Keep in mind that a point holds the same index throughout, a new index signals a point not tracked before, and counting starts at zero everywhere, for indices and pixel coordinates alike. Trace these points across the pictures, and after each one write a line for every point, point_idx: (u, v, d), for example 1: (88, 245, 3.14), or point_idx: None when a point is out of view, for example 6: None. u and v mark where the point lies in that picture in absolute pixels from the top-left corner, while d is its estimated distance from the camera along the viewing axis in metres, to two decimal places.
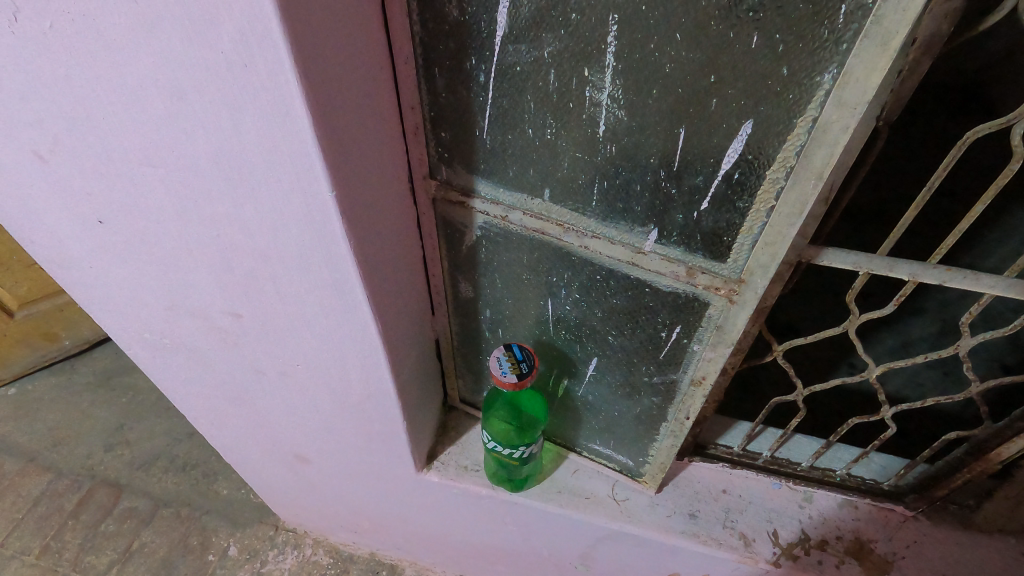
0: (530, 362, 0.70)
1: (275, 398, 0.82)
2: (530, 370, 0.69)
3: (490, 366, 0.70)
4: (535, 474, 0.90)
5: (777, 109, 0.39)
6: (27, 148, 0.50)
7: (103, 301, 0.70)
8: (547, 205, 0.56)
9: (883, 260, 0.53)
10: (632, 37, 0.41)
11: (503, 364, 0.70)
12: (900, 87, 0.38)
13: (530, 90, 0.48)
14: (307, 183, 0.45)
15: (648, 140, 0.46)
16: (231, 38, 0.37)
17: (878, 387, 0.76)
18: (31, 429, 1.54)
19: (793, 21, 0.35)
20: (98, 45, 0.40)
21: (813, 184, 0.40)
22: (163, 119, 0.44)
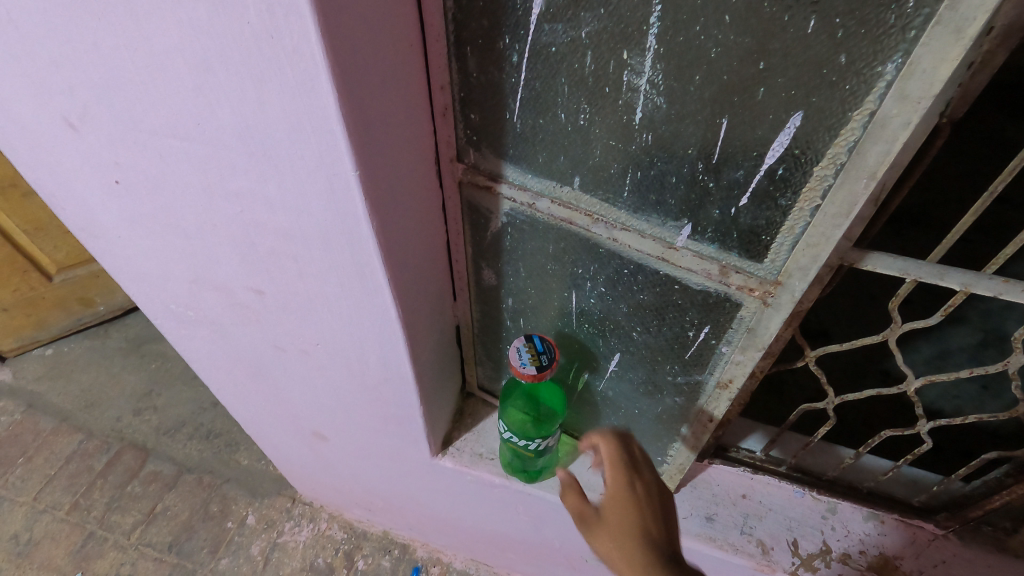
0: (551, 355, 0.69)
1: (294, 375, 0.83)
2: (549, 362, 0.68)
3: (509, 356, 0.69)
4: (551, 466, 0.89)
5: (831, 100, 0.36)
6: (59, 114, 0.50)
7: (130, 270, 0.71)
8: (576, 194, 0.54)
9: (933, 268, 0.50)
10: (676, 18, 0.38)
11: (522, 356, 0.68)
12: (968, 79, 0.35)
13: (565, 72, 0.45)
14: (331, 162, 0.44)
15: (688, 130, 0.44)
16: (258, 9, 0.36)
17: (916, 400, 0.72)
18: (65, 390, 1.60)
19: (855, 4, 0.32)
20: (124, 12, 0.39)
21: (864, 183, 0.38)
22: (188, 90, 0.43)
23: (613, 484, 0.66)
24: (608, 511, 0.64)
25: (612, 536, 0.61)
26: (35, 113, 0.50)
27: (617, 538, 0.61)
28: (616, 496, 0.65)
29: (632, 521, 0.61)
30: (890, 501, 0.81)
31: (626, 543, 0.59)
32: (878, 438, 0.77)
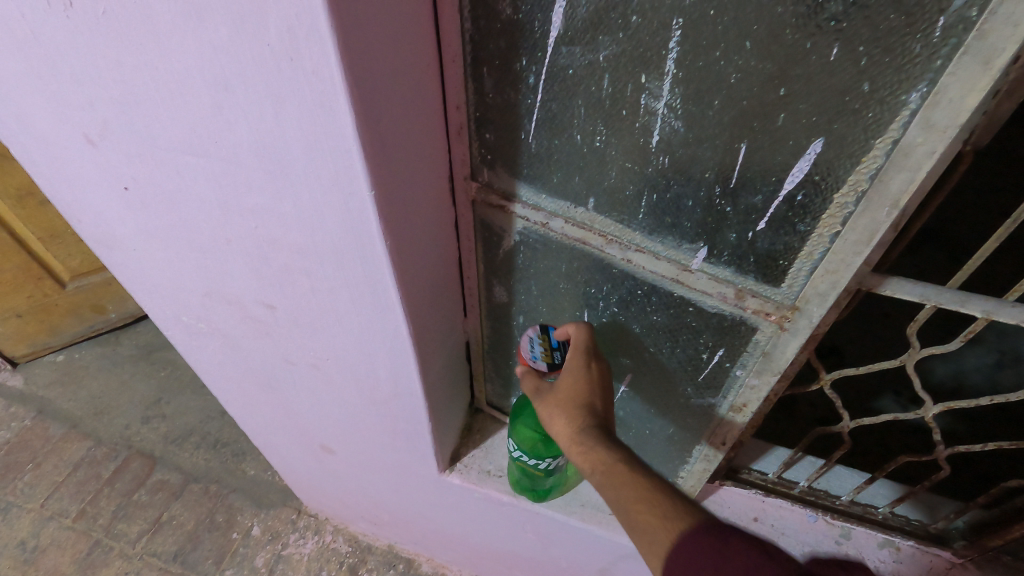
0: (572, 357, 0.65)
1: (303, 389, 0.82)
2: (562, 361, 0.64)
3: (521, 344, 0.66)
4: (560, 485, 0.87)
5: (853, 127, 0.36)
6: (79, 130, 0.50)
7: (143, 283, 0.71)
8: (591, 214, 0.53)
9: (955, 294, 0.49)
10: (696, 44, 0.38)
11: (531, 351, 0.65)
12: (993, 108, 0.35)
13: (582, 94, 0.45)
14: (346, 180, 0.44)
15: (705, 154, 0.43)
16: (278, 30, 0.36)
17: (934, 426, 0.70)
18: (76, 396, 1.61)
19: (880, 32, 0.32)
20: (147, 32, 0.39)
21: (886, 211, 0.37)
22: (207, 108, 0.43)
23: (569, 363, 0.62)
24: (557, 387, 0.62)
25: (555, 410, 0.61)
26: (56, 128, 0.51)
27: (566, 413, 0.60)
28: (572, 373, 0.62)
29: (581, 399, 0.60)
30: (905, 528, 0.80)
31: (575, 419, 0.59)
32: (895, 462, 0.75)
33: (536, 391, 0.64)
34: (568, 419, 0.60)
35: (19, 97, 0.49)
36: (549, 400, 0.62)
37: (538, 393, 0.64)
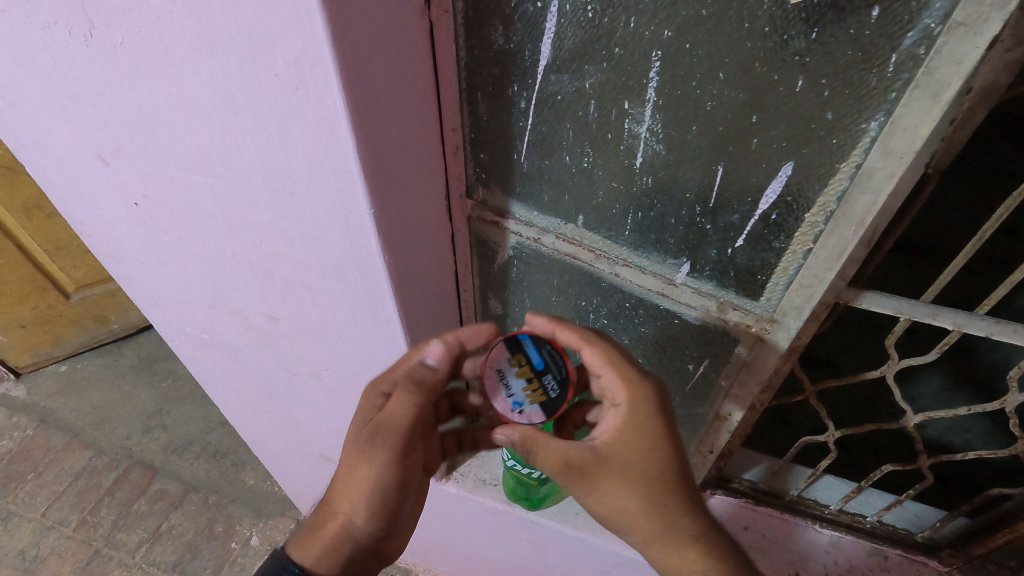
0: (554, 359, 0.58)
1: (304, 398, 0.84)
2: (555, 383, 0.56)
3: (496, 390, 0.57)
4: (553, 494, 0.86)
5: (820, 152, 0.38)
6: (94, 150, 0.53)
7: (150, 294, 0.74)
8: (580, 231, 0.56)
9: (926, 308, 0.51)
10: (674, 74, 0.41)
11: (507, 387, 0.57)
12: (950, 134, 0.37)
13: (570, 119, 0.48)
14: (347, 199, 0.47)
15: (686, 175, 0.46)
16: (284, 61, 0.38)
17: (916, 434, 0.72)
18: (78, 406, 1.63)
19: (840, 67, 0.35)
20: (162, 62, 0.42)
21: (853, 230, 0.39)
22: (216, 131, 0.46)
23: (633, 418, 0.54)
24: (624, 458, 0.54)
25: (632, 489, 0.53)
26: (72, 148, 0.54)
27: (652, 494, 0.53)
28: (641, 431, 0.54)
29: (666, 471, 0.53)
30: (892, 536, 0.82)
31: (662, 500, 0.53)
32: (879, 472, 0.77)
33: (586, 463, 0.54)
34: (655, 502, 0.53)
35: (38, 118, 0.52)
36: (618, 478, 0.53)
37: (589, 464, 0.54)
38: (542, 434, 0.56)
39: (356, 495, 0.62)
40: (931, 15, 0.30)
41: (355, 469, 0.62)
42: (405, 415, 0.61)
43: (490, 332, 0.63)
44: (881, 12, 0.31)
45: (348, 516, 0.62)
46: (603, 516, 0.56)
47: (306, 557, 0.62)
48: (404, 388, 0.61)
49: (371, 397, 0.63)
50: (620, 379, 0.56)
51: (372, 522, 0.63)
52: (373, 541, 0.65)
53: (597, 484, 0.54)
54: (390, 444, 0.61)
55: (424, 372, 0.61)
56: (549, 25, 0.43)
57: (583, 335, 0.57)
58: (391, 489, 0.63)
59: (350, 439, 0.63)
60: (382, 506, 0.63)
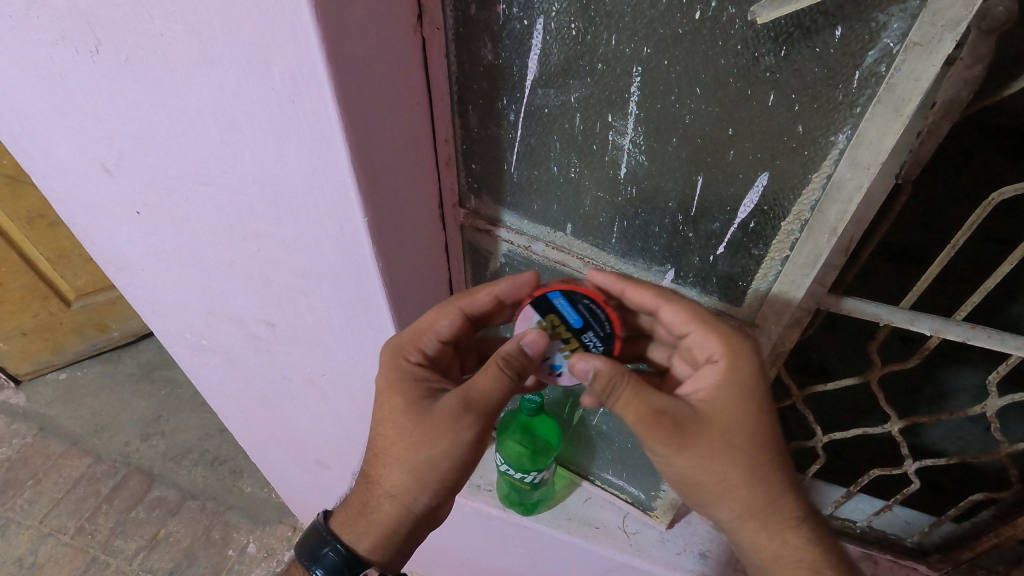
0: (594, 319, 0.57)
1: (300, 404, 0.86)
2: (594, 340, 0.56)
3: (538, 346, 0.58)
4: (548, 498, 0.90)
5: (793, 164, 0.40)
6: (97, 160, 0.55)
7: (150, 301, 0.76)
8: (569, 238, 0.58)
9: (904, 313, 0.52)
10: (654, 88, 0.43)
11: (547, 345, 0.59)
12: (917, 146, 0.39)
13: (557, 131, 0.50)
14: (342, 208, 0.49)
15: (668, 185, 0.48)
16: (282, 77, 0.40)
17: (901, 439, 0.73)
18: (77, 414, 1.64)
19: (808, 83, 0.37)
20: (164, 77, 0.44)
21: (826, 238, 0.41)
22: (216, 143, 0.48)
23: (734, 379, 0.51)
24: (725, 420, 0.52)
25: (730, 454, 0.52)
26: (76, 158, 0.56)
27: (750, 457, 0.53)
28: (741, 392, 0.52)
29: (763, 432, 0.53)
30: (881, 541, 0.83)
31: (758, 463, 0.53)
32: (867, 476, 0.78)
33: (685, 427, 0.52)
34: (751, 464, 0.53)
35: (44, 130, 0.53)
36: (722, 442, 0.52)
37: (688, 428, 0.52)
38: (638, 393, 0.52)
39: (426, 475, 0.59)
40: (889, 36, 0.32)
41: (431, 453, 0.58)
42: (497, 396, 0.56)
43: (533, 287, 0.59)
44: (844, 32, 0.34)
45: (410, 496, 0.61)
46: (691, 481, 0.54)
47: (365, 542, 0.63)
48: (499, 371, 0.55)
49: (402, 368, 0.61)
50: (715, 339, 0.51)
51: (435, 497, 0.62)
52: (429, 514, 0.64)
53: (696, 448, 0.52)
54: (479, 425, 0.57)
55: (518, 360, 0.55)
56: (536, 42, 0.45)
57: (663, 292, 0.52)
58: (465, 466, 0.60)
59: (410, 423, 0.59)
60: (451, 481, 0.60)
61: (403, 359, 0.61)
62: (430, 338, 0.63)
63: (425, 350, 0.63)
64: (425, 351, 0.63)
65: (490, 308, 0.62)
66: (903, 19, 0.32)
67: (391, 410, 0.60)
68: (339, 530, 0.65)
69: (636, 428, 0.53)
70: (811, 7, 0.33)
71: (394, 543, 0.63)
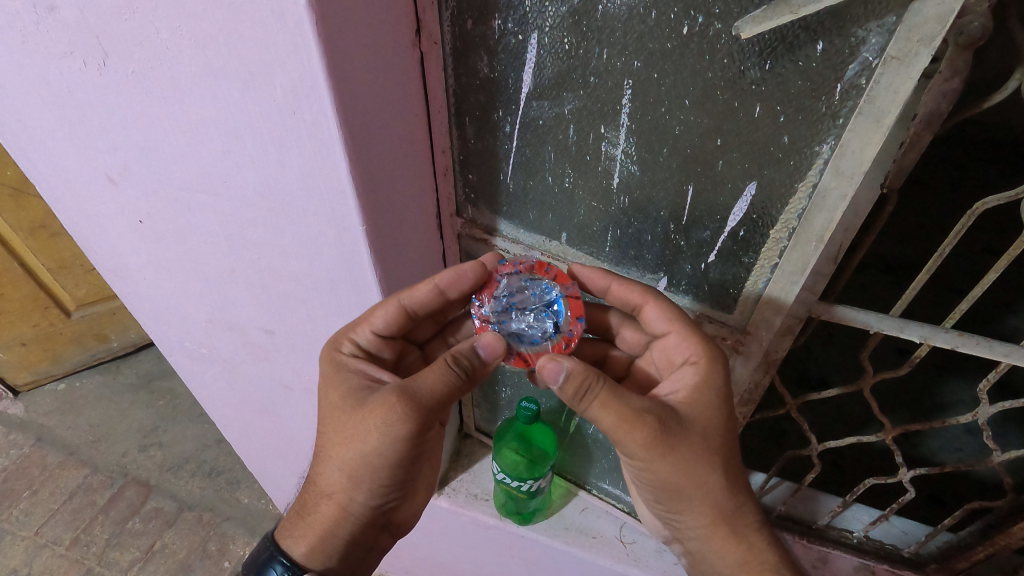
0: (557, 332, 0.54)
1: (298, 412, 0.86)
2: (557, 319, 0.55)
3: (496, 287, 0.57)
4: (544, 508, 0.90)
5: (779, 173, 0.41)
6: (102, 170, 0.56)
7: (151, 310, 0.76)
8: (564, 247, 0.59)
9: (894, 320, 0.52)
10: (644, 101, 0.44)
11: (519, 289, 0.56)
12: (900, 156, 0.40)
13: (551, 142, 0.51)
14: (341, 216, 0.49)
15: (660, 194, 0.49)
16: (283, 89, 0.41)
17: (895, 447, 0.73)
18: (75, 424, 1.63)
19: (792, 95, 0.38)
20: (168, 89, 0.45)
21: (813, 246, 0.42)
22: (218, 153, 0.49)
23: (711, 380, 0.52)
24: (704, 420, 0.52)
25: (707, 461, 0.52)
26: (82, 169, 0.57)
27: (723, 461, 0.53)
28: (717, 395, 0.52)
29: (732, 435, 0.53)
30: (878, 551, 0.80)
31: (729, 467, 0.53)
32: (862, 485, 0.78)
33: (670, 429, 0.50)
34: (724, 470, 0.53)
35: (50, 140, 0.55)
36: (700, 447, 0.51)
37: (674, 430, 0.50)
38: (614, 394, 0.49)
39: (359, 472, 0.56)
40: (869, 50, 0.34)
41: (362, 448, 0.54)
42: (438, 394, 0.52)
43: (476, 277, 0.57)
44: (825, 46, 0.35)
45: (345, 495, 0.58)
46: (668, 486, 0.52)
47: (303, 545, 0.60)
48: (446, 369, 0.52)
49: (339, 362, 0.59)
50: (693, 339, 0.53)
51: (373, 494, 0.58)
52: (374, 515, 0.61)
53: (679, 451, 0.50)
54: (412, 420, 0.52)
55: (470, 359, 0.52)
56: (530, 55, 0.46)
57: (649, 290, 0.54)
58: (400, 465, 0.56)
59: (346, 416, 0.55)
60: (390, 479, 0.57)
61: (339, 353, 0.59)
62: (365, 330, 0.59)
63: (360, 342, 0.60)
64: (360, 342, 0.60)
65: (432, 302, 0.59)
66: (881, 34, 0.33)
67: (329, 404, 0.57)
68: (280, 538, 0.62)
69: (614, 430, 0.49)
70: (793, 24, 0.35)
71: (330, 545, 0.60)
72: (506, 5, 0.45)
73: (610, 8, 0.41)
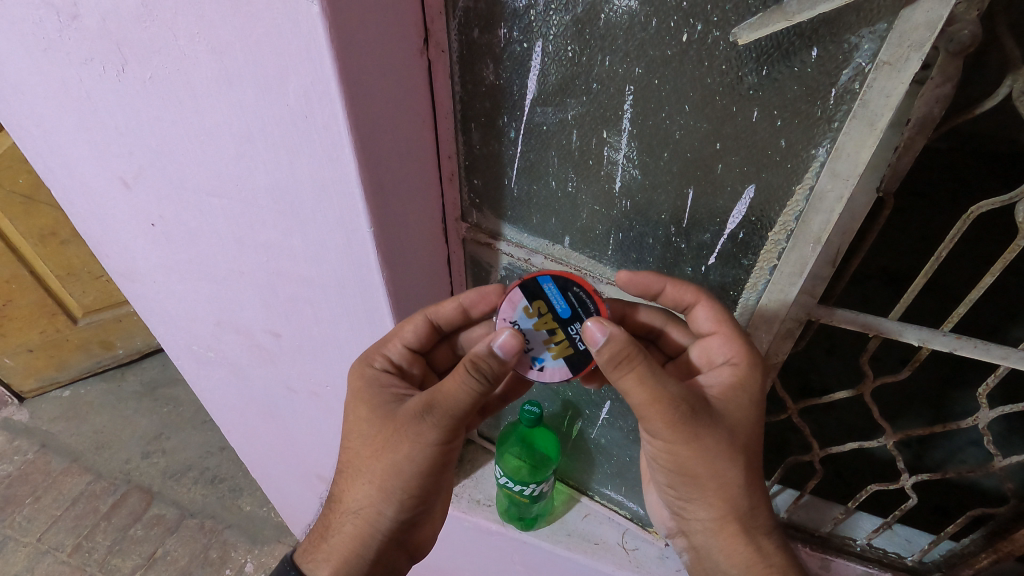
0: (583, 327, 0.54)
1: (302, 415, 0.87)
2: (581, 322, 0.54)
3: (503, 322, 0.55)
4: (546, 514, 0.90)
5: (776, 176, 0.43)
6: (117, 175, 0.58)
7: (160, 314, 0.78)
8: (567, 251, 0.60)
9: (892, 323, 0.52)
10: (646, 107, 0.45)
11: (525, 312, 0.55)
12: (894, 160, 0.41)
13: (554, 147, 0.52)
14: (350, 219, 0.51)
15: (661, 198, 0.50)
16: (296, 95, 0.42)
17: (896, 453, 0.73)
18: (78, 431, 1.64)
19: (788, 100, 0.39)
20: (184, 94, 0.46)
21: (811, 247, 0.43)
22: (231, 156, 0.50)
23: (750, 382, 0.50)
24: (736, 418, 0.50)
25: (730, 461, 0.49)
26: (97, 173, 0.59)
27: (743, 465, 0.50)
28: (749, 395, 0.51)
29: (757, 438, 0.52)
30: (882, 560, 0.79)
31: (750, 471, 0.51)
32: (864, 492, 0.78)
33: (698, 420, 0.47)
34: (745, 469, 0.50)
35: (68, 145, 0.56)
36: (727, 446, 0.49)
37: (704, 420, 0.48)
38: (650, 373, 0.46)
39: (390, 485, 0.56)
40: (861, 55, 0.35)
41: (395, 458, 0.55)
42: (462, 401, 0.51)
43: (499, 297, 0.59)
44: (820, 52, 0.36)
45: (373, 509, 0.57)
46: (685, 470, 0.50)
47: (325, 570, 0.59)
48: (466, 376, 0.49)
49: (369, 375, 0.59)
50: (737, 343, 0.51)
51: (402, 508, 0.58)
52: (400, 531, 0.60)
53: (704, 440, 0.48)
54: (442, 427, 0.53)
55: (489, 364, 0.49)
56: (535, 63, 0.48)
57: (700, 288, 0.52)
58: (432, 473, 0.56)
59: (375, 430, 0.56)
60: (419, 489, 0.56)
61: (369, 367, 0.60)
62: (396, 345, 0.61)
63: (392, 357, 0.62)
64: (392, 357, 0.62)
65: (455, 320, 0.62)
66: (873, 40, 0.34)
67: (360, 420, 0.57)
68: (302, 561, 0.61)
69: (642, 408, 0.47)
70: (788, 31, 0.36)
71: (355, 568, 0.59)
72: (512, 14, 0.46)
73: (612, 17, 0.42)
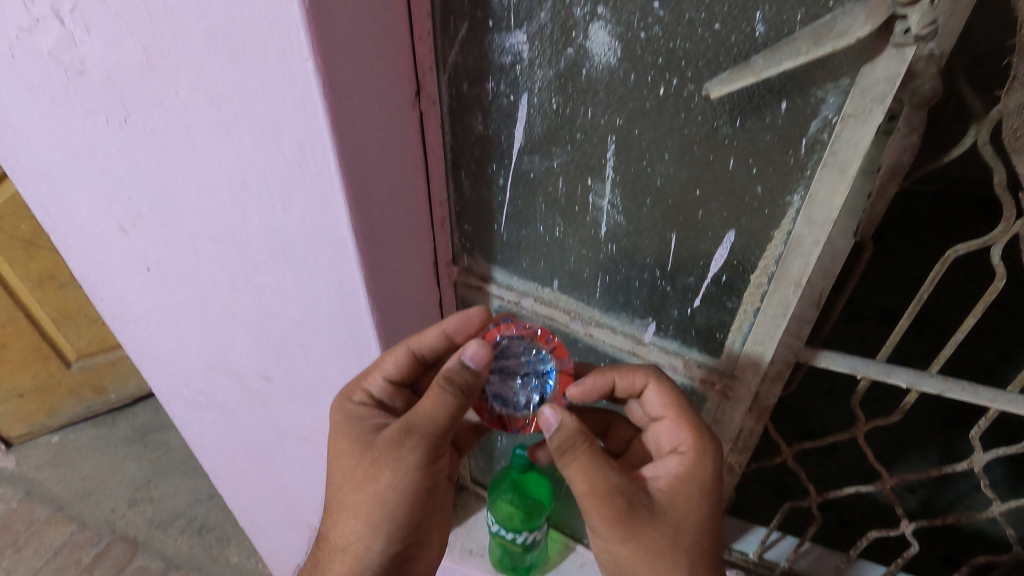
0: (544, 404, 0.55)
1: (293, 460, 0.85)
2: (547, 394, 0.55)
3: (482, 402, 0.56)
4: (540, 564, 0.88)
5: (755, 221, 0.44)
6: (115, 221, 0.59)
7: (153, 357, 0.78)
8: (556, 294, 0.61)
9: (880, 366, 0.52)
10: (628, 155, 0.47)
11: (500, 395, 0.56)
12: (870, 207, 0.42)
13: (542, 194, 0.54)
14: (341, 263, 0.51)
15: (645, 242, 0.52)
16: (291, 145, 0.44)
17: (894, 498, 0.71)
18: (65, 478, 1.60)
19: (762, 148, 0.41)
20: (185, 143, 0.48)
21: (792, 290, 0.44)
22: (226, 202, 0.52)
23: (698, 473, 0.51)
24: (681, 514, 0.50)
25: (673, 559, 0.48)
26: (96, 219, 0.60)
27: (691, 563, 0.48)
28: (698, 487, 0.51)
29: (710, 537, 0.50)
30: None
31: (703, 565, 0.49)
32: (865, 539, 0.75)
33: (639, 513, 0.48)
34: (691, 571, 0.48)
35: (69, 193, 0.58)
36: (671, 540, 0.48)
37: (643, 516, 0.48)
38: (593, 461, 0.48)
39: (377, 515, 0.54)
40: (828, 107, 0.37)
41: (378, 488, 0.54)
42: (440, 417, 0.51)
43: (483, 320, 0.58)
44: (789, 104, 0.38)
45: (362, 544, 0.55)
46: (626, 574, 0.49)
47: None
48: (441, 391, 0.50)
49: (349, 411, 0.59)
50: (688, 427, 0.53)
51: (392, 540, 0.55)
52: (393, 565, 0.57)
53: (642, 538, 0.48)
54: (422, 449, 0.53)
55: (461, 376, 0.50)
56: (521, 114, 0.50)
57: (652, 372, 0.55)
58: (417, 498, 0.55)
59: (357, 461, 0.55)
60: (407, 518, 0.55)
61: (350, 402, 0.60)
62: (377, 377, 0.60)
63: (371, 391, 0.60)
64: (372, 391, 0.60)
65: (440, 348, 0.60)
66: (838, 94, 0.36)
67: (339, 454, 0.57)
68: None
69: (582, 498, 0.49)
70: (758, 85, 0.38)
71: None
72: (499, 69, 0.48)
73: (593, 72, 0.44)
